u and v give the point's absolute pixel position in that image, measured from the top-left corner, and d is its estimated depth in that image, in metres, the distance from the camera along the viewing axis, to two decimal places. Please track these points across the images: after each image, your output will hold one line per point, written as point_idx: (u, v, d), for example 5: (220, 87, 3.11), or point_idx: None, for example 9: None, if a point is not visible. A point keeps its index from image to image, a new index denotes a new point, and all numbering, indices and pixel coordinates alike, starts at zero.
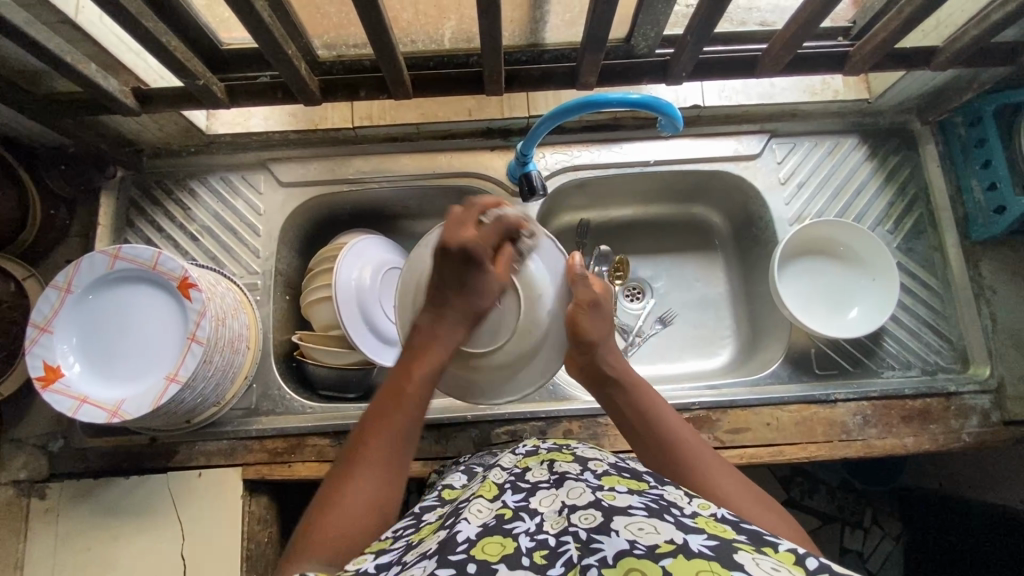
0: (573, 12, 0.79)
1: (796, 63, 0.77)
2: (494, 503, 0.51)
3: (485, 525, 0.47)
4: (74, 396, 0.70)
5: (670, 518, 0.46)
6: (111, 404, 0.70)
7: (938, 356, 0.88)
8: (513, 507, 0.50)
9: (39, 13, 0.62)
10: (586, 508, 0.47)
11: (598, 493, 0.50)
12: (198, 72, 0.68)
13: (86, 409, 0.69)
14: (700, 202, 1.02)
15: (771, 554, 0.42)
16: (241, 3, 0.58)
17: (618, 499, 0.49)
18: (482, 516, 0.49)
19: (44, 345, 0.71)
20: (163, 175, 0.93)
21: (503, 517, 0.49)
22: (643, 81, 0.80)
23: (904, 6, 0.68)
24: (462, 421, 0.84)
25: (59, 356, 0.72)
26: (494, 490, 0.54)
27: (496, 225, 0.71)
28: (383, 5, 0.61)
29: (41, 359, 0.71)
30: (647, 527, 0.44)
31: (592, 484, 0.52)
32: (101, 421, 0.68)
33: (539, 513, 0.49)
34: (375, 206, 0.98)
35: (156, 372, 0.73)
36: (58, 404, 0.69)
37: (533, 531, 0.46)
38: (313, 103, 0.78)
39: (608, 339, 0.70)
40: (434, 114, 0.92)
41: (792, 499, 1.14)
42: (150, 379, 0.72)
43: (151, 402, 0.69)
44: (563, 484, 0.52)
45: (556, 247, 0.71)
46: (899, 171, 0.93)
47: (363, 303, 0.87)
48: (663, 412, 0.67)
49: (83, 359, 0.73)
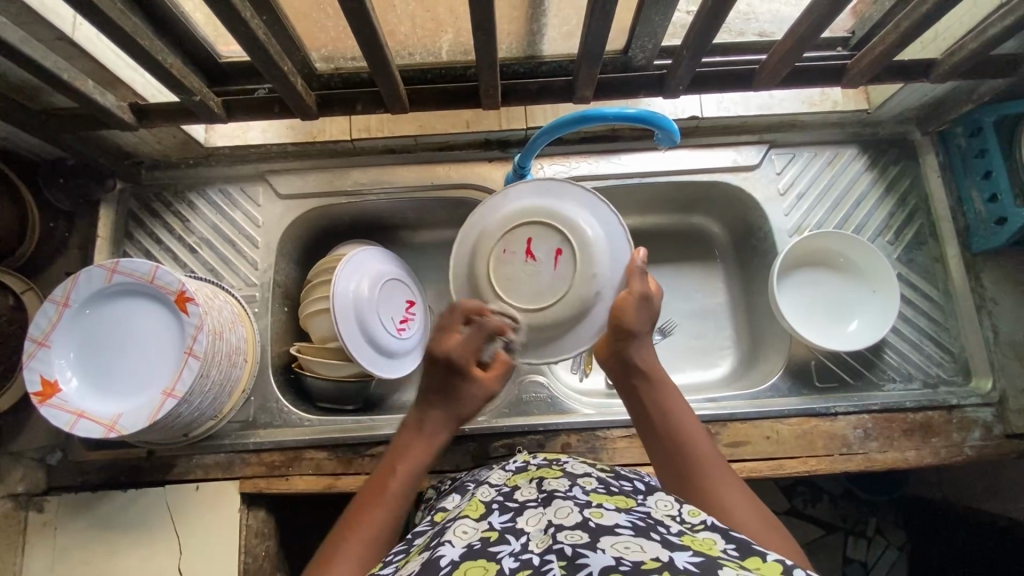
0: (570, 25, 0.77)
1: (794, 76, 0.77)
2: (480, 524, 0.51)
3: (469, 548, 0.47)
4: (71, 410, 0.70)
5: (656, 536, 0.46)
6: (108, 419, 0.70)
7: (939, 368, 0.87)
8: (499, 529, 0.49)
9: (36, 32, 0.62)
10: (573, 527, 0.46)
11: (585, 512, 0.49)
12: (194, 88, 0.69)
13: (83, 424, 0.70)
14: (700, 213, 1.02)
15: (755, 566, 0.42)
16: (237, 22, 0.58)
17: (605, 518, 0.48)
18: (467, 538, 0.48)
19: (41, 360, 0.71)
20: (161, 188, 0.93)
21: (489, 539, 0.48)
22: (640, 95, 0.80)
23: (901, 20, 0.68)
24: (460, 434, 0.84)
25: (56, 370, 0.72)
26: (481, 509, 0.54)
27: (560, 199, 0.71)
28: (378, 22, 0.61)
29: (38, 373, 0.71)
30: (633, 546, 0.43)
31: (580, 502, 0.51)
32: (97, 436, 0.68)
33: (525, 534, 0.48)
34: (374, 217, 0.98)
35: (151, 386, 0.72)
36: (54, 419, 0.69)
37: (518, 551, 0.46)
38: (310, 118, 0.79)
39: (649, 334, 0.69)
40: (432, 126, 0.92)
41: (794, 509, 1.13)
42: (146, 394, 0.72)
43: (147, 417, 0.69)
44: (550, 503, 0.51)
45: (621, 236, 0.70)
46: (899, 182, 0.92)
47: (361, 315, 0.86)
48: (680, 413, 0.65)
49: (80, 374, 0.73)
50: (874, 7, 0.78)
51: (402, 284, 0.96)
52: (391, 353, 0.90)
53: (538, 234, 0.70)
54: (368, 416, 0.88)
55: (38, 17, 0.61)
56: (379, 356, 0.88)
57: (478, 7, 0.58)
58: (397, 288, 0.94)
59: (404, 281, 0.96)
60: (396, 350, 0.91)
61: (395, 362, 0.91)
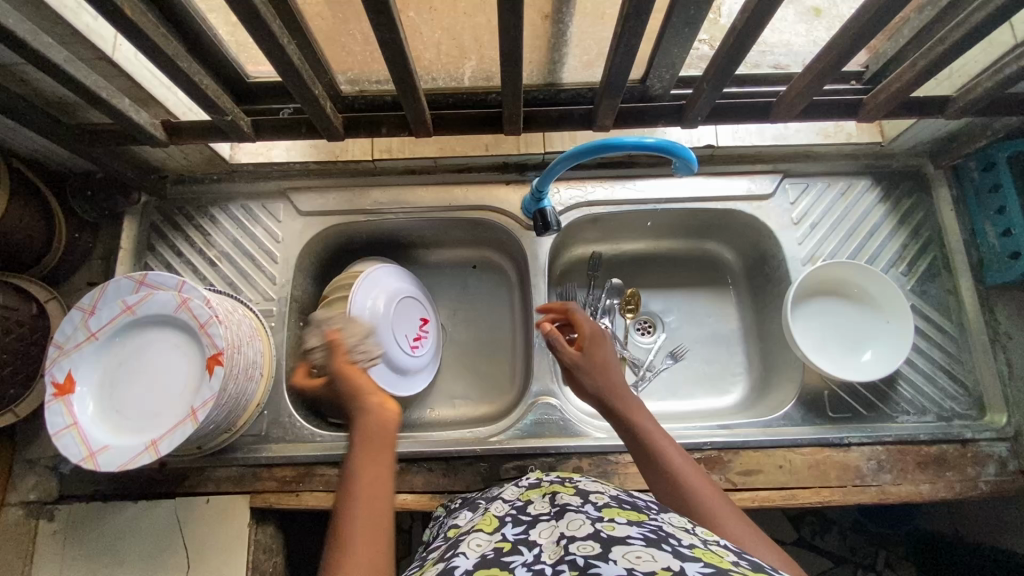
0: (591, 54, 0.80)
1: (811, 109, 0.79)
2: (493, 537, 0.51)
3: (482, 558, 0.47)
4: (69, 421, 0.71)
5: (668, 547, 0.46)
6: (94, 442, 0.70)
7: (954, 402, 0.86)
8: (512, 540, 0.50)
9: (78, 51, 0.65)
10: (585, 539, 0.47)
11: (598, 525, 0.49)
12: (227, 108, 0.71)
13: (74, 440, 0.70)
14: (713, 239, 1.03)
15: None
16: (274, 47, 0.60)
17: (617, 530, 0.48)
18: (481, 549, 0.49)
19: (63, 352, 0.73)
20: (185, 202, 0.95)
21: (502, 549, 0.49)
22: (659, 124, 0.82)
23: (917, 60, 0.69)
24: (472, 454, 0.84)
25: (77, 365, 0.73)
26: (495, 523, 0.54)
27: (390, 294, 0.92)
28: (408, 50, 0.63)
29: (62, 365, 0.73)
30: (644, 555, 0.43)
31: (592, 516, 0.51)
32: (76, 457, 0.69)
33: (537, 545, 0.48)
34: (391, 235, 1.00)
35: (145, 420, 0.72)
36: (52, 418, 0.70)
37: (531, 562, 0.46)
38: (336, 139, 0.81)
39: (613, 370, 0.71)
40: (453, 149, 0.95)
41: (802, 539, 1.12)
42: (159, 421, 0.72)
43: (155, 443, 0.69)
44: (563, 516, 0.52)
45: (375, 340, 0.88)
46: (913, 214, 0.93)
47: (376, 332, 0.87)
48: (663, 440, 0.64)
49: (99, 372, 0.75)
50: (888, 43, 0.80)
51: (416, 301, 0.96)
52: (401, 372, 0.91)
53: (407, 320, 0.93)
54: (380, 434, 0.89)
55: (81, 37, 0.63)
56: (392, 372, 0.89)
57: (507, 39, 0.60)
58: (411, 305, 0.95)
59: (418, 300, 0.97)
60: (409, 366, 0.92)
61: (406, 379, 0.92)
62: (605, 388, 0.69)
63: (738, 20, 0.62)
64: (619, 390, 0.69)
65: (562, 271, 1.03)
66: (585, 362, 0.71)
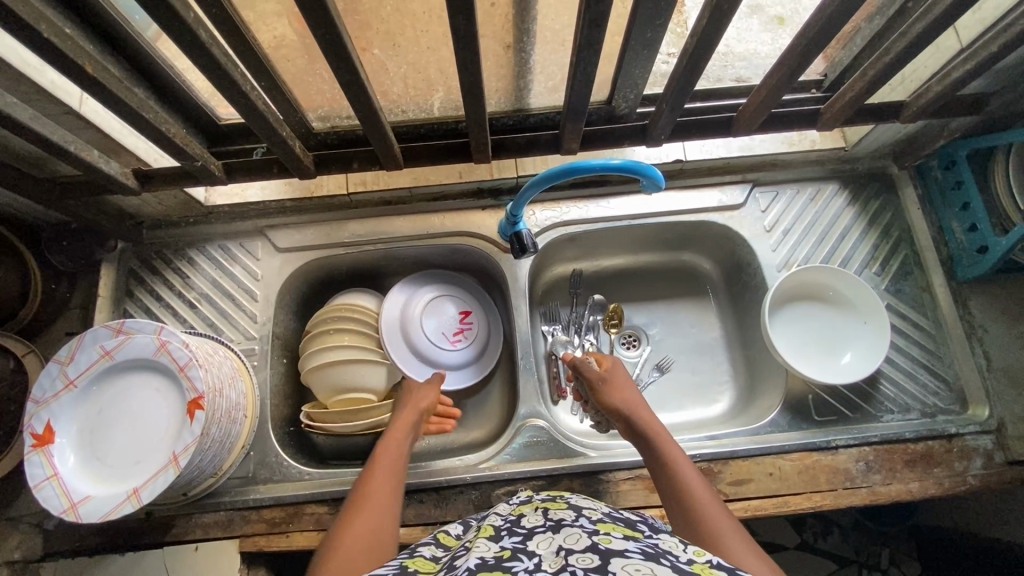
0: (555, 79, 0.81)
1: (771, 120, 0.81)
2: (493, 546, 0.51)
3: (483, 562, 0.47)
4: (50, 472, 0.70)
5: (666, 562, 0.46)
6: (75, 494, 0.70)
7: (936, 398, 0.88)
8: (512, 549, 0.50)
9: (44, 107, 0.65)
10: (583, 551, 0.47)
11: (595, 538, 0.49)
12: (196, 154, 0.72)
13: (56, 492, 0.69)
14: (690, 249, 1.04)
15: None
16: (235, 93, 0.61)
17: (614, 543, 0.48)
18: (482, 554, 0.48)
19: (44, 408, 0.72)
20: (162, 245, 0.95)
21: (502, 556, 0.48)
22: (624, 143, 0.84)
23: (866, 70, 0.71)
24: (462, 483, 0.84)
25: (56, 420, 0.72)
26: (491, 532, 0.54)
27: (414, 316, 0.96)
28: (371, 88, 0.64)
29: (41, 420, 0.72)
30: (643, 568, 0.43)
31: (588, 529, 0.52)
32: (57, 512, 0.68)
33: (537, 554, 0.48)
34: (371, 267, 1.00)
35: (129, 469, 0.71)
36: (32, 472, 0.70)
37: (532, 569, 0.46)
38: (308, 176, 0.81)
39: (636, 400, 0.80)
40: (427, 179, 0.96)
41: (805, 542, 1.13)
42: (142, 468, 0.71)
43: (138, 492, 0.68)
44: (559, 529, 0.52)
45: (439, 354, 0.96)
46: (881, 215, 0.95)
47: (425, 353, 0.95)
48: (682, 469, 0.69)
49: (79, 425, 0.74)
50: (843, 51, 0.82)
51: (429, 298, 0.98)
52: (454, 365, 0.97)
53: (444, 324, 0.97)
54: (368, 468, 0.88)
55: (47, 94, 0.63)
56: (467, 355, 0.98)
57: (467, 73, 0.61)
58: (432, 307, 0.98)
59: (453, 293, 1.00)
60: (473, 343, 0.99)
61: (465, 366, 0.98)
62: (624, 404, 0.79)
63: (690, 43, 0.64)
64: (645, 412, 0.78)
65: (543, 291, 1.05)
66: (602, 381, 0.83)
